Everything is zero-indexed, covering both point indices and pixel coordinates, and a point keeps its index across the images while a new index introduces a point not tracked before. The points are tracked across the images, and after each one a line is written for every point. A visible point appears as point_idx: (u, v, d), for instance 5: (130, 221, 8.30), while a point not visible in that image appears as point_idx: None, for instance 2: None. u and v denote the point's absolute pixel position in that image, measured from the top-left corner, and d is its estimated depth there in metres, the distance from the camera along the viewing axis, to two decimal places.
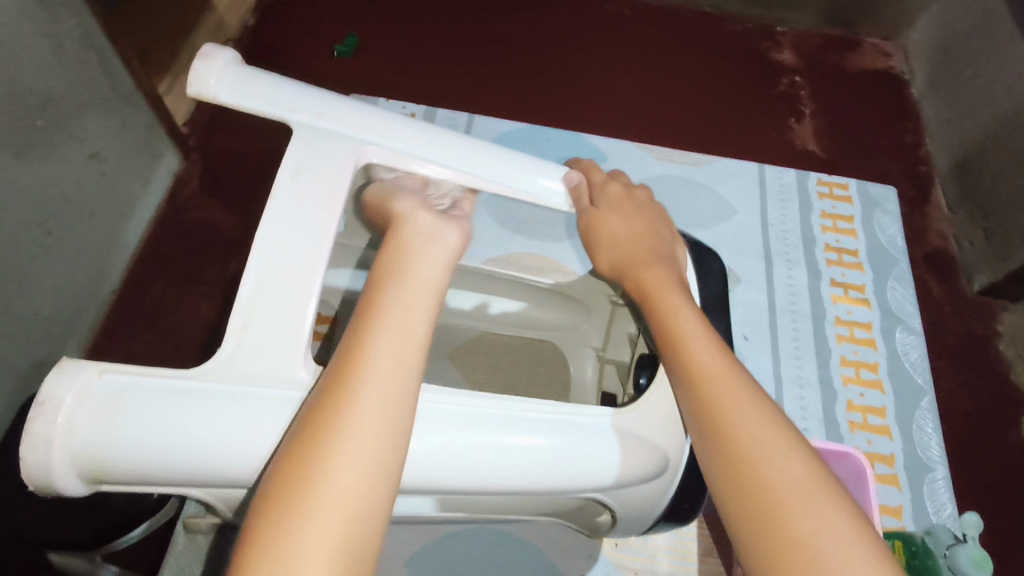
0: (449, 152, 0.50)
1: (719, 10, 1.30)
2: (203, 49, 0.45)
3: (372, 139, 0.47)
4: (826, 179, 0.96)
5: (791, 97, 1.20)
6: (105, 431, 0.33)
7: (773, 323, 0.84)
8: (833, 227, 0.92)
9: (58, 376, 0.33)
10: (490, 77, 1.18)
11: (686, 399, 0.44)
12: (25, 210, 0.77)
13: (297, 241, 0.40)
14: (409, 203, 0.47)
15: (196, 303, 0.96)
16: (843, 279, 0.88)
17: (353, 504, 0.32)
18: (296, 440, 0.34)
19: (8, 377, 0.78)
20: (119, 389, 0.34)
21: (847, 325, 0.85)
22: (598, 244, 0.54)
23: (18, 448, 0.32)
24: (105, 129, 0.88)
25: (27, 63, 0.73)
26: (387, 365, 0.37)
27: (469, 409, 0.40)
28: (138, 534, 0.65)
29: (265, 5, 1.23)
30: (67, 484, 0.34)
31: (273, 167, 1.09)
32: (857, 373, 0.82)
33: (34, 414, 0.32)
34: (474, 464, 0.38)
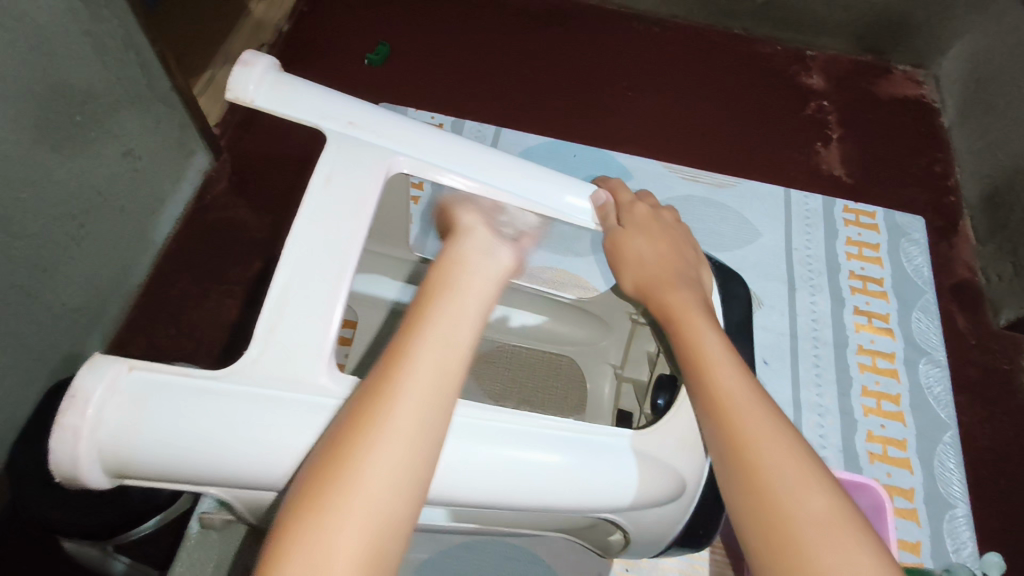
0: (479, 166, 0.50)
1: (749, 32, 1.30)
2: (243, 56, 0.46)
3: (403, 150, 0.48)
4: (852, 206, 0.96)
5: (818, 122, 1.20)
6: (131, 428, 0.34)
7: (793, 349, 0.83)
8: (858, 255, 0.91)
9: (90, 371, 0.34)
10: (517, 91, 1.19)
11: (709, 421, 0.44)
12: (59, 204, 0.79)
13: (328, 247, 0.41)
14: (472, 218, 0.49)
15: (220, 301, 0.98)
16: (867, 308, 0.87)
17: (385, 505, 0.33)
18: (337, 438, 0.34)
19: (35, 364, 0.80)
20: (146, 387, 0.35)
21: (869, 354, 0.84)
22: (622, 263, 0.54)
23: (48, 440, 0.33)
24: (140, 127, 0.90)
25: (70, 61, 0.75)
26: (427, 376, 0.37)
27: (483, 421, 0.40)
28: (148, 527, 0.66)
29: (300, 13, 1.25)
30: (92, 479, 0.34)
31: (301, 170, 1.11)
32: (878, 404, 0.80)
33: (63, 407, 0.33)
34: (486, 474, 0.38)
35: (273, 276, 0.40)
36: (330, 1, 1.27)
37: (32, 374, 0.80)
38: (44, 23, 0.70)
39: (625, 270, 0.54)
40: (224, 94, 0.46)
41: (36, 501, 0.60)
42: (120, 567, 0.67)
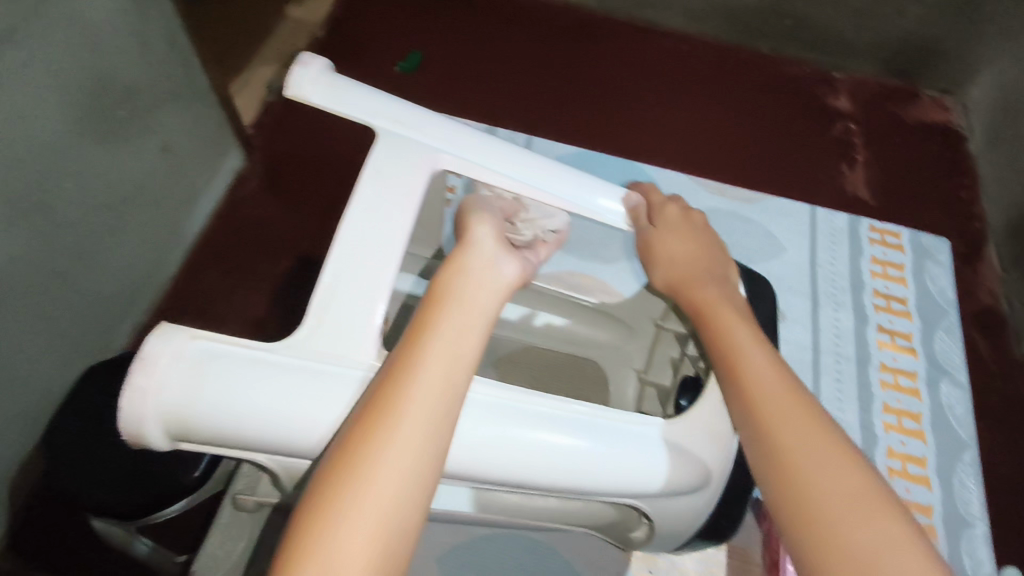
0: (520, 166, 0.52)
1: (776, 52, 1.31)
2: (301, 57, 0.48)
3: (447, 148, 0.49)
4: (878, 226, 0.96)
5: (843, 144, 1.20)
6: (194, 392, 0.36)
7: (815, 364, 0.83)
8: (882, 274, 0.91)
9: (157, 337, 0.36)
10: (545, 102, 1.21)
11: (740, 412, 0.45)
12: (98, 194, 0.82)
13: (380, 234, 0.43)
14: (487, 230, 0.46)
15: (248, 295, 1.00)
16: (890, 326, 0.87)
17: (394, 502, 0.34)
18: (348, 435, 0.36)
19: (67, 348, 0.83)
20: (208, 355, 0.37)
21: (892, 372, 0.83)
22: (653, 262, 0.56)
23: (119, 399, 0.35)
24: (179, 124, 0.93)
25: (118, 59, 0.78)
26: (435, 384, 0.38)
27: (515, 404, 0.41)
28: (178, 510, 0.65)
29: (335, 19, 1.28)
30: (155, 439, 0.36)
31: (330, 171, 1.13)
32: (899, 421, 0.80)
33: (133, 369, 0.35)
34: (516, 456, 0.40)
35: (325, 261, 0.42)
36: (365, 8, 1.30)
37: (66, 356, 0.83)
38: (97, 22, 0.73)
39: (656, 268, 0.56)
40: (282, 92, 0.48)
41: (71, 474, 0.62)
42: (142, 547, 0.70)
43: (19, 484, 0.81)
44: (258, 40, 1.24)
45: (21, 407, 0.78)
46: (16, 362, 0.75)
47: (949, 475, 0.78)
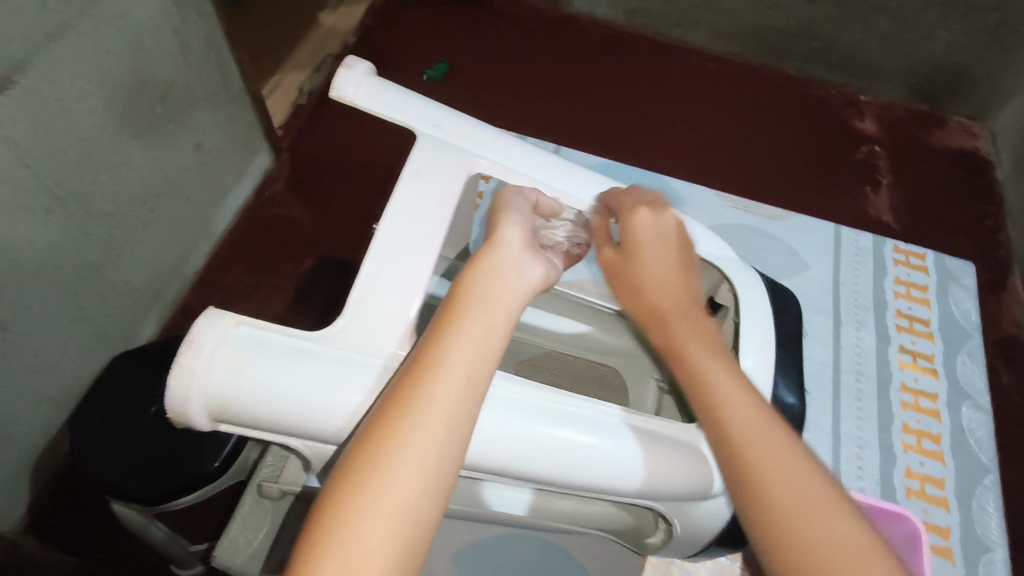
0: (551, 175, 0.54)
1: (802, 73, 1.31)
2: (346, 59, 0.48)
3: (482, 152, 0.51)
4: (903, 247, 0.95)
5: (868, 166, 1.20)
6: (237, 374, 0.37)
7: (835, 382, 0.82)
8: (905, 295, 0.90)
9: (203, 322, 0.38)
10: (571, 115, 1.23)
11: (727, 458, 0.40)
12: (132, 187, 0.84)
13: (416, 234, 0.45)
14: (515, 231, 0.46)
15: (270, 293, 1.02)
16: (912, 347, 0.86)
17: (417, 494, 0.34)
18: (369, 431, 0.35)
19: (93, 337, 0.85)
20: (250, 340, 0.38)
21: (913, 393, 0.83)
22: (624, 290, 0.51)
23: (167, 377, 0.36)
24: (212, 123, 0.95)
25: (158, 58, 0.81)
26: (459, 378, 0.37)
27: (525, 398, 0.43)
28: (194, 499, 0.66)
29: (367, 27, 1.31)
30: (196, 420, 0.37)
31: (356, 174, 1.16)
32: (918, 442, 0.79)
33: (183, 349, 0.36)
34: (526, 446, 0.41)
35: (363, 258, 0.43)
36: (397, 18, 1.33)
37: (92, 345, 0.85)
38: (139, 20, 0.75)
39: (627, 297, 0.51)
40: (327, 93, 0.48)
41: (92, 460, 0.63)
42: (158, 534, 0.71)
43: (41, 466, 0.83)
44: (291, 46, 1.28)
45: (48, 392, 0.80)
46: (45, 348, 0.77)
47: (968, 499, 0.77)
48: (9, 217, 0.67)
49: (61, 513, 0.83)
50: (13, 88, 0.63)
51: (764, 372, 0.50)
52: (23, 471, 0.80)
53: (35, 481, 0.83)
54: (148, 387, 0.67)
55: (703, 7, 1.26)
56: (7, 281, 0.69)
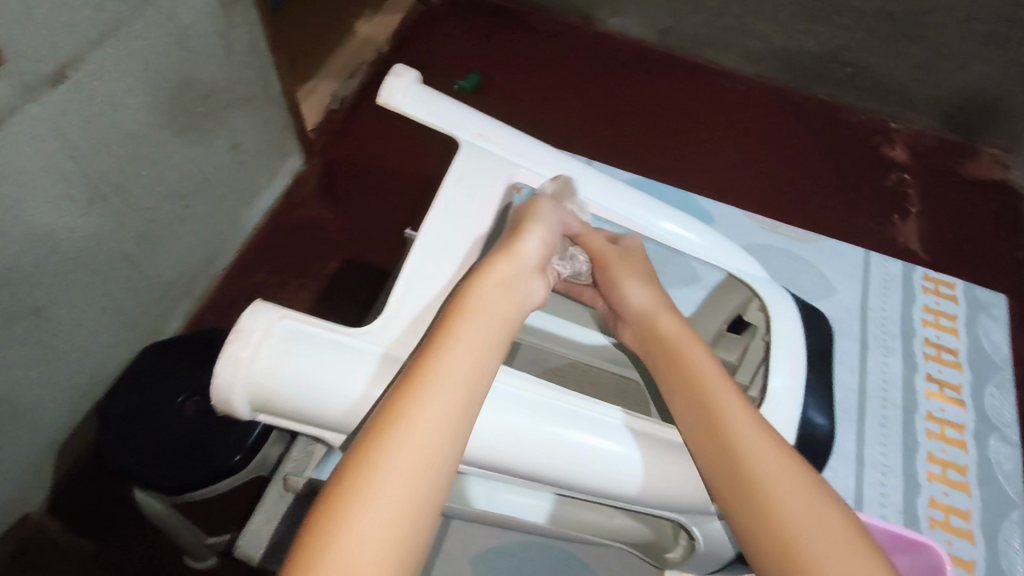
0: (590, 186, 0.54)
1: (833, 98, 1.31)
2: (395, 67, 0.49)
3: (522, 163, 0.51)
4: (932, 275, 0.94)
5: (897, 194, 1.19)
6: (281, 366, 0.38)
7: (860, 408, 0.81)
8: (934, 323, 0.89)
9: (251, 313, 0.38)
10: (599, 131, 1.25)
11: (723, 483, 0.41)
12: (171, 183, 0.86)
13: (456, 240, 0.46)
14: (535, 246, 0.45)
15: (295, 292, 1.04)
16: (940, 376, 0.85)
17: (414, 499, 0.34)
18: (366, 436, 0.35)
19: (123, 328, 0.87)
20: (294, 334, 0.39)
21: (939, 422, 0.81)
22: (623, 291, 0.50)
23: (214, 365, 0.37)
24: (249, 124, 0.98)
25: (202, 59, 0.83)
26: (456, 380, 0.37)
27: (558, 405, 0.43)
28: (216, 491, 0.66)
29: (401, 37, 1.34)
30: (238, 408, 0.38)
31: (383, 179, 1.18)
32: (943, 472, 0.78)
33: (231, 338, 0.37)
34: (553, 454, 0.41)
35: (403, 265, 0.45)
36: (430, 30, 1.36)
37: (122, 335, 0.87)
38: (187, 23, 0.78)
39: (626, 298, 0.50)
40: (374, 99, 0.48)
41: (116, 448, 0.65)
42: (176, 526, 0.72)
43: (66, 452, 0.85)
44: (326, 53, 1.31)
45: (78, 379, 0.82)
46: (78, 335, 0.79)
47: (994, 533, 0.75)
48: (53, 208, 0.69)
49: (83, 499, 0.84)
50: (65, 83, 0.65)
51: (795, 393, 0.48)
52: (48, 455, 0.82)
53: (60, 465, 0.85)
54: (174, 380, 0.69)
55: (734, 29, 1.26)
56: (47, 268, 0.71)
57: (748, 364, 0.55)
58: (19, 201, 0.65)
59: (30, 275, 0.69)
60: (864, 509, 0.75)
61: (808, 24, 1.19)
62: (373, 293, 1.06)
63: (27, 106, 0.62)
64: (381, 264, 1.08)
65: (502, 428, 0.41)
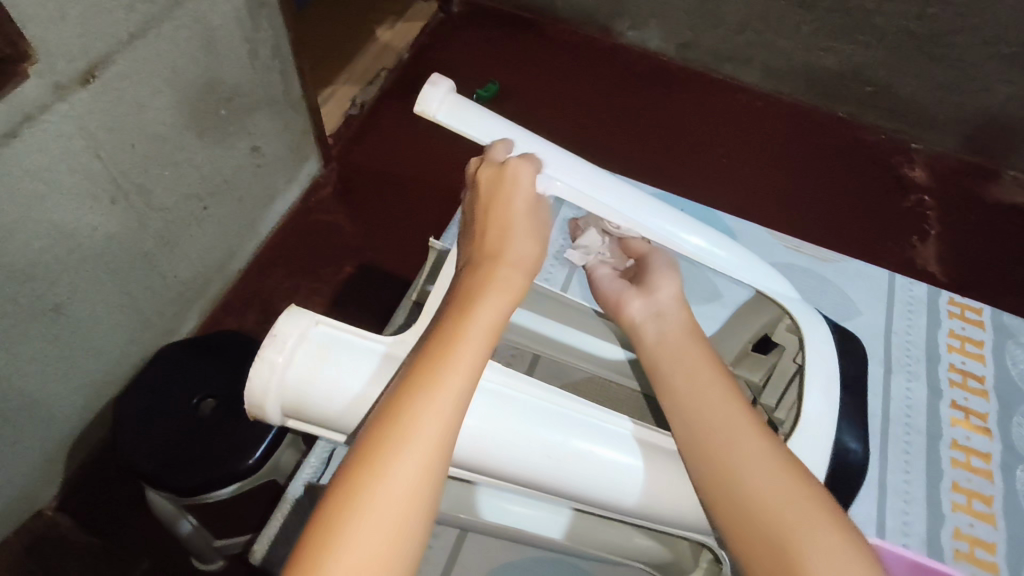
0: (627, 199, 0.52)
1: (853, 117, 1.30)
2: (432, 77, 0.47)
3: (560, 175, 0.49)
4: (958, 299, 0.91)
5: (916, 216, 1.18)
6: (314, 372, 0.38)
7: (882, 431, 0.79)
8: (959, 348, 0.86)
9: (287, 317, 0.38)
10: (618, 144, 1.25)
11: (724, 502, 0.40)
12: (192, 184, 0.86)
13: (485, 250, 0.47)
14: (523, 243, 0.43)
15: (309, 296, 1.04)
16: (965, 403, 0.81)
17: (405, 512, 0.33)
18: (358, 453, 0.34)
19: (138, 327, 0.87)
20: (329, 341, 0.39)
21: (964, 450, 0.78)
22: (659, 270, 0.52)
23: (250, 369, 0.37)
24: (269, 127, 0.98)
25: (227, 62, 0.84)
26: (447, 388, 0.36)
27: (581, 417, 0.42)
28: (228, 492, 0.66)
29: (421, 45, 1.35)
30: (269, 413, 0.38)
31: (400, 186, 1.18)
32: (968, 502, 0.74)
33: (267, 343, 0.37)
34: (579, 469, 0.40)
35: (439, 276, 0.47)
36: (450, 39, 1.37)
37: (137, 334, 0.87)
38: (214, 25, 0.79)
39: (660, 277, 0.51)
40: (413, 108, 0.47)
41: (130, 447, 0.65)
42: (187, 527, 0.73)
43: (78, 449, 0.85)
44: (347, 59, 1.32)
45: (92, 375, 0.82)
46: (94, 332, 0.80)
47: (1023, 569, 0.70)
48: (75, 205, 0.70)
49: (93, 496, 0.85)
50: (94, 82, 0.66)
51: (828, 416, 0.47)
52: (61, 450, 0.83)
53: (72, 462, 0.85)
54: (194, 380, 0.69)
55: (756, 44, 1.26)
56: (68, 264, 0.72)
57: (776, 385, 0.55)
58: (44, 197, 0.66)
59: (51, 271, 0.70)
60: (885, 536, 0.71)
61: (830, 42, 1.19)
62: (386, 300, 1.06)
63: (56, 104, 0.63)
64: (395, 272, 1.08)
65: (526, 438, 0.39)
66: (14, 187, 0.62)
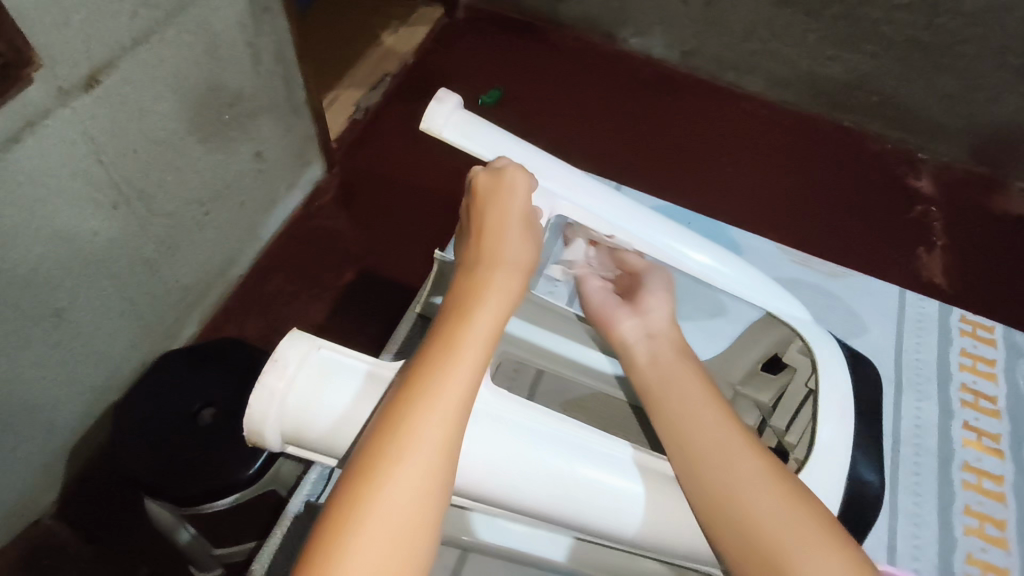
0: (630, 218, 0.52)
1: (859, 125, 1.29)
2: (438, 93, 0.48)
3: (565, 195, 0.50)
4: (970, 317, 0.90)
5: (922, 227, 1.17)
6: (315, 396, 0.37)
7: (891, 455, 0.78)
8: (971, 367, 0.85)
9: (288, 342, 0.38)
10: (621, 152, 1.24)
11: (726, 525, 0.38)
12: (193, 190, 0.86)
13: None
14: (516, 247, 0.42)
15: (310, 302, 1.04)
16: (976, 424, 0.81)
17: (401, 538, 0.32)
18: (351, 477, 0.33)
19: (139, 332, 0.87)
20: (331, 363, 0.38)
21: (975, 472, 0.77)
22: (654, 291, 0.51)
23: (250, 395, 0.36)
24: (271, 132, 0.97)
25: (230, 66, 0.83)
26: (443, 406, 0.35)
27: (580, 439, 0.41)
28: (227, 503, 0.65)
29: (425, 50, 1.35)
30: (269, 440, 0.37)
31: (402, 191, 1.17)
32: (980, 526, 0.73)
33: (267, 368, 0.36)
34: (586, 498, 0.39)
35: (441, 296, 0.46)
36: (454, 45, 1.37)
37: (137, 339, 0.87)
38: (217, 30, 0.78)
39: (653, 297, 0.50)
40: (418, 124, 0.47)
41: (127, 458, 0.64)
42: (185, 536, 0.72)
43: (76, 455, 0.84)
44: (350, 63, 1.31)
45: (92, 381, 0.82)
46: (94, 338, 0.79)
47: None
48: (76, 211, 0.69)
49: (91, 502, 0.84)
50: (98, 87, 0.65)
51: (843, 444, 0.46)
52: (60, 457, 0.82)
53: (70, 468, 0.84)
54: (194, 390, 0.68)
55: (761, 53, 1.25)
56: (68, 270, 0.71)
57: (786, 408, 0.54)
58: (46, 203, 0.65)
59: (52, 277, 0.69)
60: (895, 561, 0.71)
61: (836, 51, 1.18)
62: (388, 306, 1.05)
63: (58, 110, 0.62)
64: (398, 278, 1.08)
65: (524, 464, 0.39)
66: (15, 192, 0.61)
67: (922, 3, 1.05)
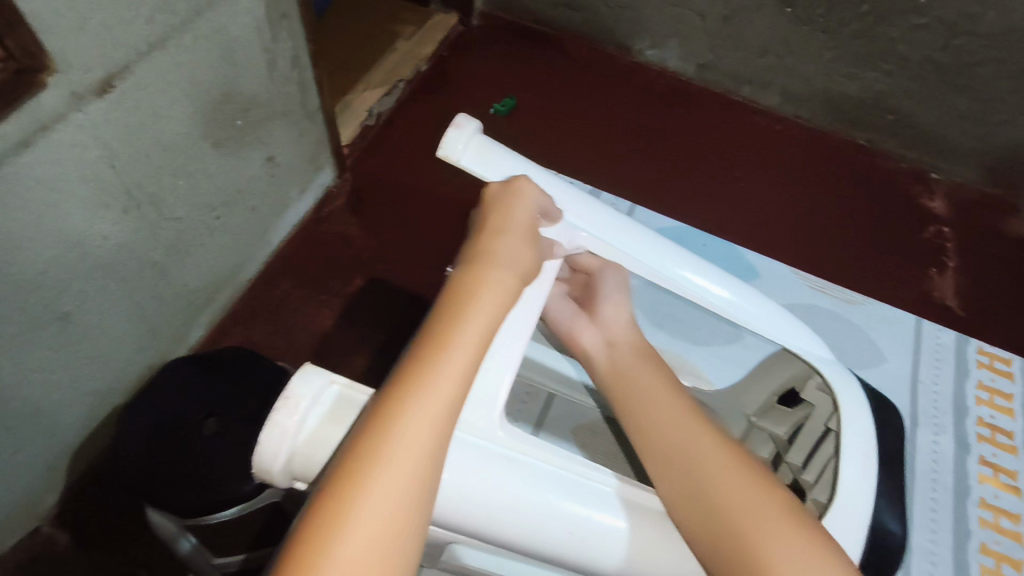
0: (649, 250, 0.53)
1: (873, 144, 1.28)
2: (457, 118, 0.47)
3: (585, 227, 0.50)
4: (987, 349, 0.94)
5: (935, 248, 1.16)
6: (329, 435, 0.36)
7: (908, 488, 0.81)
8: (988, 401, 0.88)
9: (301, 377, 0.37)
10: (635, 165, 1.24)
11: (704, 529, 0.38)
12: (205, 195, 0.85)
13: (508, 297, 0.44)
14: (511, 248, 0.42)
15: (317, 308, 1.03)
16: (994, 460, 0.83)
17: (385, 532, 0.32)
18: (335, 473, 0.33)
19: (146, 336, 0.86)
20: (345, 403, 0.37)
21: (992, 510, 0.79)
22: (610, 295, 0.54)
23: (260, 432, 0.36)
24: (285, 138, 0.97)
25: (246, 73, 0.83)
26: (432, 402, 0.35)
27: (587, 480, 0.39)
28: (229, 514, 0.65)
29: (440, 59, 1.35)
30: (277, 477, 0.37)
31: (413, 199, 1.17)
32: (996, 565, 0.76)
33: (279, 404, 0.36)
34: (600, 542, 0.37)
35: None
36: (468, 54, 1.37)
37: (143, 343, 0.87)
38: (234, 36, 0.78)
39: (611, 303, 0.54)
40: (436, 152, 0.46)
41: (131, 467, 0.64)
42: (186, 546, 0.71)
43: (80, 457, 0.84)
44: (364, 67, 1.31)
45: (97, 384, 0.81)
46: (99, 341, 0.79)
47: None
48: (88, 215, 0.69)
49: (97, 505, 0.84)
50: (112, 92, 0.65)
51: (866, 487, 0.45)
52: (64, 457, 0.82)
53: (74, 469, 0.84)
54: (197, 398, 0.68)
55: (776, 69, 1.25)
56: (77, 273, 0.71)
57: (803, 446, 0.53)
58: (58, 206, 0.65)
59: (61, 279, 0.69)
60: None
61: (852, 68, 1.17)
62: (396, 315, 1.04)
63: (73, 114, 0.62)
64: (406, 286, 1.07)
65: (542, 511, 0.37)
66: (27, 195, 0.61)
67: (939, 24, 1.04)
